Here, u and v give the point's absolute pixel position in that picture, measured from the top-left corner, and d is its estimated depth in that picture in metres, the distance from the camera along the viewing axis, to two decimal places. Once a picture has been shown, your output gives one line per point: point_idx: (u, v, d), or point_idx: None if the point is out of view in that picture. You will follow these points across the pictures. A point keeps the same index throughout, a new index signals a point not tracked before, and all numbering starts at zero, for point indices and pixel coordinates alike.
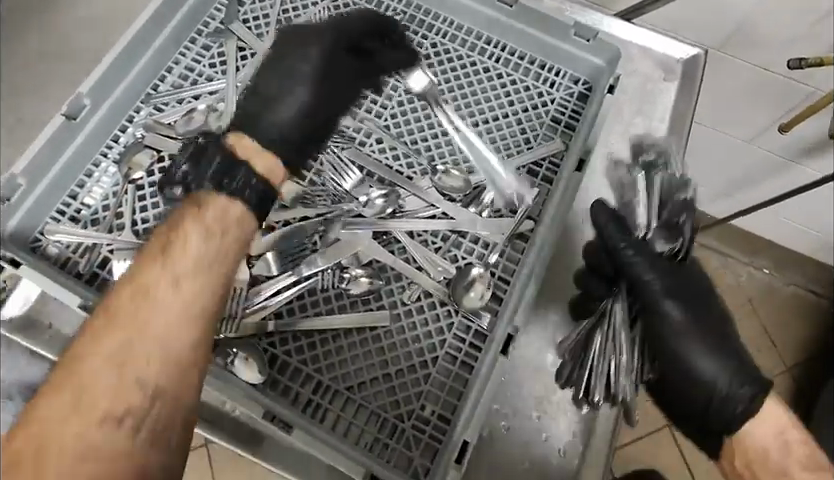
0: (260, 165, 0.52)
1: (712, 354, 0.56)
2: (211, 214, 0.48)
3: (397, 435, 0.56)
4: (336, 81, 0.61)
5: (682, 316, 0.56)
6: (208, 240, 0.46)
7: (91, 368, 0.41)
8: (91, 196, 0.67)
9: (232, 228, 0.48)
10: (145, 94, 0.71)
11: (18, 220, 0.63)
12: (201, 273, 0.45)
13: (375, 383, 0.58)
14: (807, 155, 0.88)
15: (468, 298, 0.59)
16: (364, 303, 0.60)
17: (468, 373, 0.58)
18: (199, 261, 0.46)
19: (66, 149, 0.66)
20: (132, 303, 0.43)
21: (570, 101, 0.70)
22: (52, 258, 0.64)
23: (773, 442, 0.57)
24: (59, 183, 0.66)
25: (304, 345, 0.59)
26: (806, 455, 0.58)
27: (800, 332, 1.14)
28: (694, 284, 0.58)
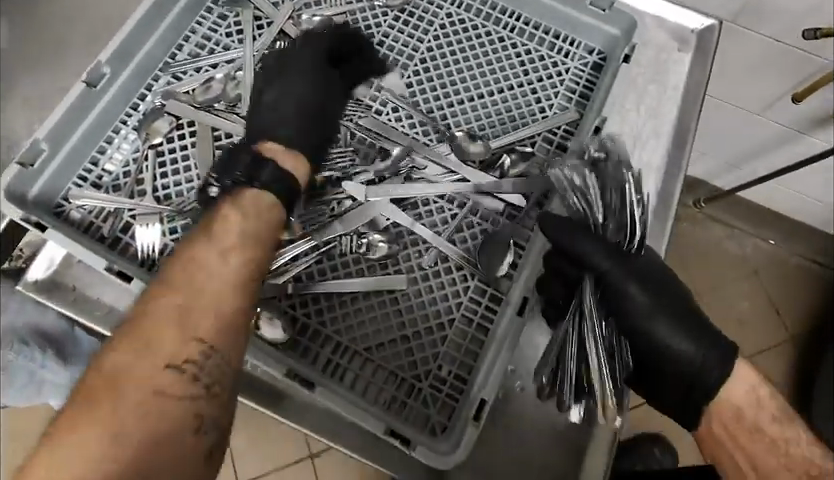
0: (288, 164, 0.59)
1: (682, 330, 0.54)
2: (250, 203, 0.54)
3: (415, 394, 0.58)
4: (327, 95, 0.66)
5: (645, 298, 0.54)
6: (248, 227, 0.53)
7: (157, 342, 0.47)
8: (112, 162, 0.68)
9: (267, 214, 0.55)
10: (164, 62, 0.72)
11: (41, 185, 0.65)
12: (245, 264, 0.52)
13: (393, 345, 0.60)
14: (817, 126, 0.89)
15: (493, 267, 0.61)
16: (382, 267, 0.62)
17: (484, 335, 0.60)
18: (233, 256, 0.52)
19: (87, 116, 0.67)
20: (179, 296, 0.49)
21: (584, 71, 0.71)
22: (75, 223, 0.66)
23: (747, 398, 0.56)
24: (80, 150, 0.67)
25: (324, 307, 0.61)
26: (777, 406, 0.57)
27: (804, 301, 1.16)
28: (653, 271, 0.56)
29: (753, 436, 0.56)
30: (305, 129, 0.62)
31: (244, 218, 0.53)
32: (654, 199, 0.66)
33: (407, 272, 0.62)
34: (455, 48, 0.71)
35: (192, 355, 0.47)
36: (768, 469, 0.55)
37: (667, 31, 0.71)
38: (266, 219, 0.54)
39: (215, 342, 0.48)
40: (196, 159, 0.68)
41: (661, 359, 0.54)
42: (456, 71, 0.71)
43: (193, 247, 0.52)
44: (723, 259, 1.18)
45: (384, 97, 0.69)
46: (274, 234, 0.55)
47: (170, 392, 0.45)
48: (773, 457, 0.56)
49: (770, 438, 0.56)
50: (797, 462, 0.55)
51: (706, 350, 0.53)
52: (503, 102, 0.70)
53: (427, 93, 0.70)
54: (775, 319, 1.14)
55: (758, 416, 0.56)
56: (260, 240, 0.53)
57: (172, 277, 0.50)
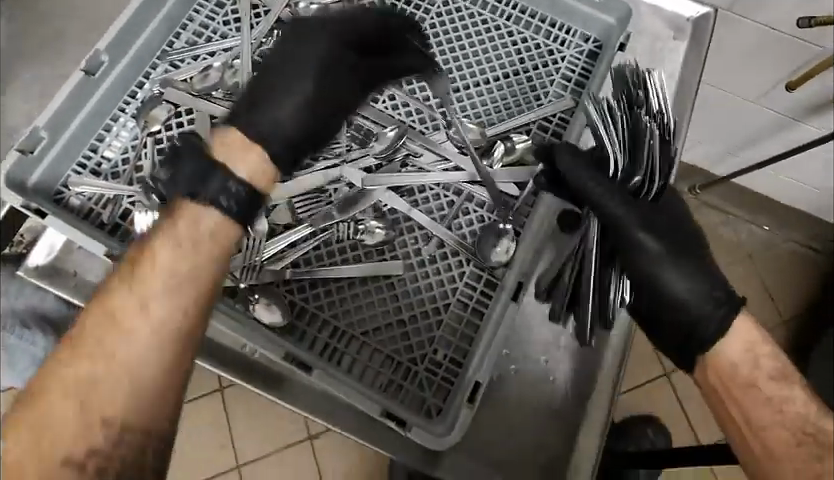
0: (243, 167, 0.47)
1: (687, 277, 0.53)
2: (183, 225, 0.45)
3: (411, 377, 0.59)
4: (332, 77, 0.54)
5: (655, 244, 0.54)
6: (176, 259, 0.44)
7: (63, 407, 0.41)
8: (111, 149, 0.69)
9: (205, 239, 0.45)
10: (161, 51, 0.72)
11: (40, 173, 0.65)
12: (174, 307, 0.44)
13: (389, 329, 0.61)
14: (813, 113, 0.89)
15: (496, 254, 0.62)
16: (379, 253, 0.63)
17: (479, 320, 0.61)
18: (161, 304, 0.43)
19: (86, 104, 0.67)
20: (92, 352, 0.42)
21: (579, 59, 0.71)
22: (75, 210, 0.66)
23: (742, 356, 0.51)
24: (79, 138, 0.68)
25: (321, 292, 0.62)
26: (774, 366, 0.51)
27: (797, 286, 1.17)
28: (668, 221, 0.56)
29: (746, 391, 0.50)
30: (296, 126, 0.51)
31: (178, 253, 0.44)
32: None
33: (403, 258, 0.63)
34: (451, 36, 0.72)
35: (106, 424, 0.41)
36: (762, 425, 0.49)
37: (662, 19, 0.71)
38: (203, 248, 0.45)
39: (134, 412, 0.42)
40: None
41: (658, 304, 0.54)
42: (452, 60, 0.71)
43: (114, 286, 0.44)
44: (718, 244, 1.19)
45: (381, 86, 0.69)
46: (215, 264, 0.46)
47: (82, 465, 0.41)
48: (767, 412, 0.49)
49: (768, 393, 0.50)
50: (793, 418, 0.49)
51: (705, 305, 0.52)
52: (499, 90, 0.70)
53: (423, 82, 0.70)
54: (768, 304, 1.16)
55: (754, 374, 0.51)
56: (194, 275, 0.45)
57: (89, 325, 0.43)
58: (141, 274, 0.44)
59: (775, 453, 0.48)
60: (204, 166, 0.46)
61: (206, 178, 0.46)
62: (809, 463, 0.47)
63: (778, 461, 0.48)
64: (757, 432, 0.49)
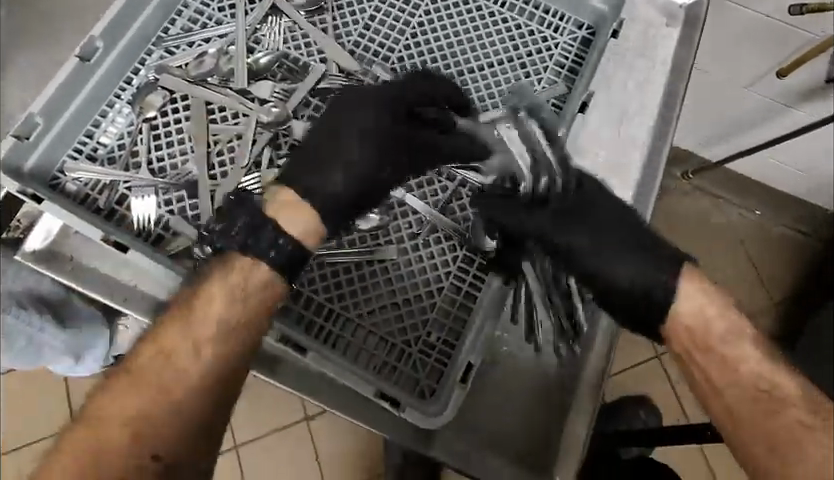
0: (294, 226, 0.53)
1: (629, 258, 0.56)
2: (236, 277, 0.52)
3: (404, 359, 0.61)
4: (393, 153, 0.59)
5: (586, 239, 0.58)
6: (227, 310, 0.51)
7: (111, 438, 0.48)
8: (106, 135, 0.69)
9: (253, 291, 0.52)
10: (156, 37, 0.72)
11: (36, 158, 0.66)
12: (221, 352, 0.51)
13: (384, 312, 0.62)
14: (804, 99, 0.90)
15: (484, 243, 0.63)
16: (373, 238, 0.64)
17: (473, 303, 0.63)
18: (205, 353, 0.50)
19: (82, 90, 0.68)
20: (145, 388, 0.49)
21: (573, 46, 0.72)
22: (72, 195, 0.67)
23: (697, 320, 0.53)
24: (75, 124, 0.68)
25: (316, 276, 0.62)
26: (733, 329, 0.53)
27: (787, 270, 1.18)
28: (599, 208, 0.59)
29: (708, 356, 0.52)
30: (345, 188, 0.56)
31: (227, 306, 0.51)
32: (640, 171, 0.68)
33: (398, 243, 0.64)
34: (446, 23, 0.72)
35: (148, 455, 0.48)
36: (722, 386, 0.51)
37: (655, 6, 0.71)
38: (252, 300, 0.52)
39: (175, 444, 0.49)
40: (191, 132, 0.69)
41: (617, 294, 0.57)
42: (446, 46, 0.71)
43: (168, 331, 0.51)
44: (709, 229, 1.20)
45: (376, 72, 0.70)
46: (259, 319, 0.52)
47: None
48: (725, 374, 0.51)
49: (722, 353, 0.52)
50: (748, 378, 0.51)
51: (652, 280, 0.55)
52: (493, 76, 0.71)
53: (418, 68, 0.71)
54: (758, 287, 1.17)
55: (716, 339, 0.52)
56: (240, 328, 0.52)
57: (142, 365, 0.50)
58: (191, 324, 0.51)
59: (736, 413, 0.50)
60: (255, 221, 0.52)
61: (259, 230, 0.52)
62: (767, 423, 0.49)
63: (743, 427, 0.49)
64: (720, 395, 0.51)
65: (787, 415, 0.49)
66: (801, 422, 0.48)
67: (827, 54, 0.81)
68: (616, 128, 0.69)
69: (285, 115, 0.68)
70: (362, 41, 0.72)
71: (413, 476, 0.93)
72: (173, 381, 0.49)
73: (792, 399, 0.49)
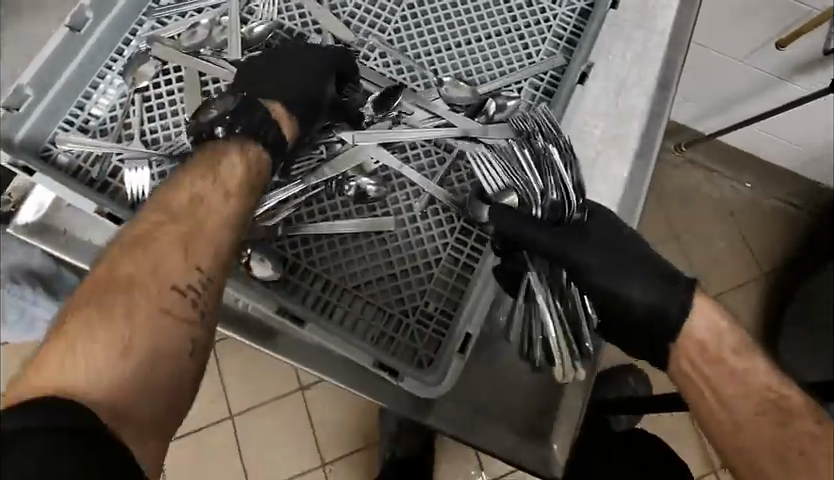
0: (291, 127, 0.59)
1: (635, 281, 0.56)
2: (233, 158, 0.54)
3: (402, 330, 0.61)
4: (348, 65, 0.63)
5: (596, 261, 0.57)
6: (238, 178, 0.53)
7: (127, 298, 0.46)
8: (98, 107, 0.68)
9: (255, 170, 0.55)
10: (148, 7, 0.71)
11: (27, 129, 0.64)
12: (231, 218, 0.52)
13: (381, 283, 0.62)
14: (800, 73, 0.90)
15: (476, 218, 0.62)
16: (370, 209, 0.64)
17: (470, 273, 0.63)
18: (228, 200, 0.52)
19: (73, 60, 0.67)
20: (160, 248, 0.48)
21: (572, 17, 0.71)
22: (63, 167, 0.66)
23: (710, 333, 0.55)
24: (66, 95, 0.67)
25: (313, 247, 0.63)
26: (737, 339, 0.56)
27: (777, 243, 1.20)
28: (604, 232, 0.59)
29: (717, 368, 0.54)
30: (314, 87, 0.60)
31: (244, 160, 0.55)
32: (637, 142, 0.68)
33: (395, 214, 0.64)
34: None
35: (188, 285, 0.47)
36: (730, 395, 0.53)
37: None
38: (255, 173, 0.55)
39: (210, 273, 0.49)
40: (186, 103, 0.68)
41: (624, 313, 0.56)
42: (443, 17, 0.71)
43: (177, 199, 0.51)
44: (701, 201, 1.21)
45: (371, 43, 0.69)
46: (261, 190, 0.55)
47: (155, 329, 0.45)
48: (732, 383, 0.53)
49: (732, 364, 0.54)
50: (754, 387, 0.53)
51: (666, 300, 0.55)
52: (490, 48, 0.70)
53: (414, 39, 0.70)
54: (748, 258, 1.19)
55: (722, 348, 0.55)
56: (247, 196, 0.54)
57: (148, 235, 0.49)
58: (196, 190, 0.52)
59: (743, 425, 0.52)
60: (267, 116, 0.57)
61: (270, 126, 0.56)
62: (774, 431, 0.51)
63: (746, 431, 0.52)
64: (726, 403, 0.53)
65: (796, 425, 0.51)
66: (808, 433, 0.50)
67: (824, 30, 0.81)
68: (613, 100, 0.69)
69: None
70: (359, 12, 0.71)
71: (408, 444, 0.95)
72: (201, 223, 0.50)
73: (796, 408, 0.52)
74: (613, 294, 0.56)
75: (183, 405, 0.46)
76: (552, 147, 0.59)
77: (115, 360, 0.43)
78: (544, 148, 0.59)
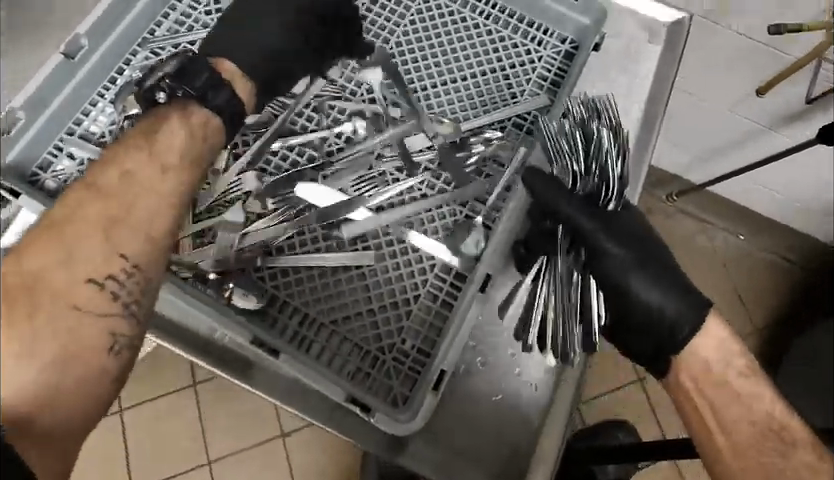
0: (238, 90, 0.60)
1: (656, 286, 0.59)
2: (190, 122, 0.55)
3: (378, 366, 0.60)
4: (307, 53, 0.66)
5: (618, 250, 0.59)
6: (190, 142, 0.54)
7: (52, 279, 0.43)
8: (89, 134, 0.68)
9: (207, 137, 0.55)
10: (142, 38, 0.72)
11: (16, 153, 0.64)
12: (175, 185, 0.51)
13: (359, 318, 0.61)
14: (787, 121, 0.91)
15: (464, 248, 0.63)
16: (351, 243, 0.64)
17: (449, 310, 0.62)
18: (166, 176, 0.51)
19: (65, 87, 0.67)
20: (91, 224, 0.46)
21: (556, 59, 0.72)
22: (50, 192, 0.65)
23: (716, 354, 0.58)
24: (57, 121, 0.67)
25: (292, 280, 0.62)
26: (744, 363, 0.58)
27: (771, 296, 1.19)
28: (630, 226, 0.61)
29: (721, 390, 0.57)
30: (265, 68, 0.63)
31: (187, 134, 0.54)
32: None
33: (375, 249, 0.64)
34: (431, 33, 0.73)
35: (114, 273, 0.45)
36: (732, 423, 0.56)
37: (637, 22, 0.73)
38: (205, 139, 0.55)
39: (139, 263, 0.47)
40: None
41: (632, 309, 0.59)
42: (430, 56, 0.72)
43: (122, 158, 0.50)
44: (693, 252, 1.20)
45: (359, 78, 0.70)
46: (209, 157, 0.55)
47: (88, 308, 0.44)
48: (736, 409, 0.56)
49: (736, 388, 0.57)
50: (758, 416, 0.56)
51: (679, 315, 0.58)
52: (475, 87, 0.71)
53: (400, 76, 0.71)
54: (741, 311, 1.18)
55: (728, 372, 0.58)
56: (197, 160, 0.54)
57: (77, 205, 0.47)
58: (140, 153, 0.51)
59: (741, 451, 0.55)
60: (212, 80, 0.57)
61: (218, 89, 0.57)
62: (774, 460, 0.54)
63: (746, 462, 0.54)
64: (729, 430, 0.56)
65: (794, 454, 0.54)
66: (804, 464, 0.53)
67: (808, 73, 0.81)
68: None
69: (268, 114, 0.68)
70: None
71: None
72: (141, 194, 0.49)
73: (794, 440, 0.55)
74: (627, 288, 0.59)
75: (108, 397, 0.45)
76: (607, 132, 0.59)
77: (33, 354, 0.41)
78: (598, 133, 0.59)
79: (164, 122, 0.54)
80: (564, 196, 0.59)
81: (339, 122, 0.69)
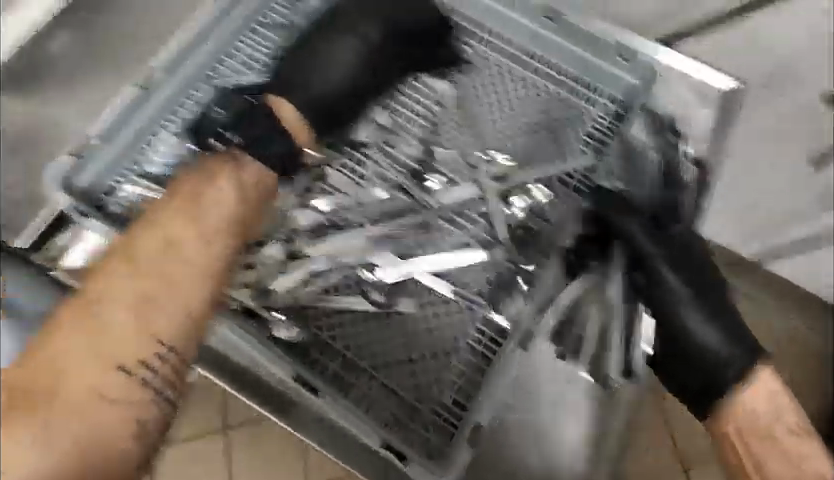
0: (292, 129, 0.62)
1: (711, 324, 0.63)
2: (240, 181, 0.57)
3: (416, 417, 0.59)
4: (379, 84, 0.68)
5: (675, 278, 0.65)
6: (233, 205, 0.56)
7: (80, 362, 0.43)
8: (153, 164, 0.68)
9: (254, 197, 0.58)
10: (209, 76, 0.73)
11: (87, 179, 0.66)
12: (215, 255, 0.52)
13: (398, 366, 0.62)
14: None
15: (506, 304, 0.64)
16: (392, 291, 0.65)
17: (488, 364, 0.61)
18: (214, 241, 0.53)
19: (134, 119, 0.68)
20: (124, 303, 0.46)
21: (605, 119, 0.72)
22: (112, 217, 0.66)
23: (766, 407, 0.59)
24: (125, 150, 0.68)
25: (335, 322, 0.64)
26: (795, 420, 0.59)
27: None
28: (692, 254, 0.67)
29: (766, 442, 0.58)
30: (331, 99, 0.64)
31: (238, 195, 0.56)
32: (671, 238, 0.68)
33: (416, 297, 0.65)
34: (478, 87, 0.73)
35: (147, 357, 0.45)
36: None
37: (689, 86, 0.74)
38: (252, 199, 0.58)
39: (172, 344, 0.47)
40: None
41: (682, 339, 0.64)
42: (477, 111, 0.72)
43: (163, 227, 0.51)
44: None
45: (404, 128, 0.70)
46: (256, 218, 0.58)
47: (115, 393, 0.44)
48: (784, 466, 0.57)
49: (783, 444, 0.58)
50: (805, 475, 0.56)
51: (729, 354, 0.62)
52: (522, 143, 0.71)
53: (446, 129, 0.71)
54: None
55: (774, 426, 0.59)
56: (240, 225, 0.56)
57: (110, 282, 0.47)
58: (182, 222, 0.52)
59: None
60: (267, 134, 0.60)
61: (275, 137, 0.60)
62: None
63: None
64: None
65: None
66: None
67: None
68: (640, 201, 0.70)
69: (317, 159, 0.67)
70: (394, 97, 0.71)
71: None
72: (178, 268, 0.49)
73: None
74: (680, 321, 0.64)
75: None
76: (655, 165, 0.73)
77: (58, 444, 0.41)
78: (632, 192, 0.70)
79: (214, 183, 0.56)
80: (635, 220, 0.66)
81: (387, 171, 0.69)
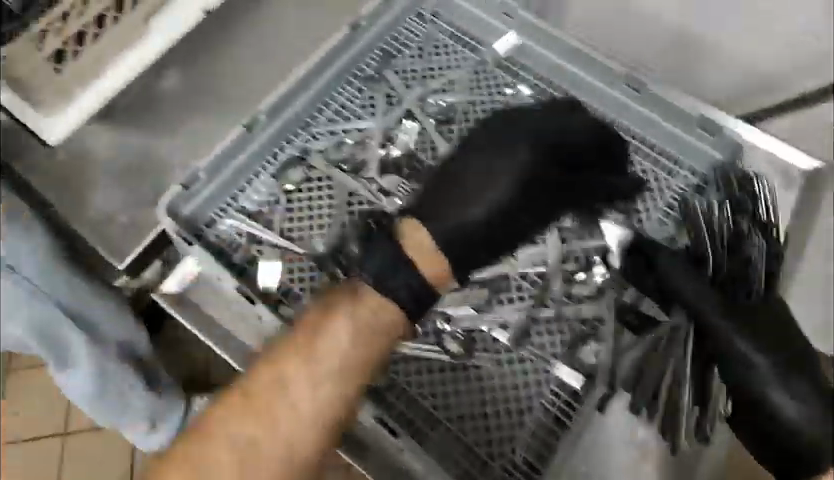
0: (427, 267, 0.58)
1: (786, 388, 0.56)
2: (360, 314, 0.58)
3: (486, 472, 0.61)
4: (533, 204, 0.63)
5: (737, 336, 0.59)
6: (349, 343, 0.57)
7: None
8: (249, 200, 0.71)
9: (376, 336, 0.58)
10: (305, 122, 0.79)
11: (194, 208, 0.69)
12: (320, 405, 0.56)
13: (472, 419, 0.63)
14: None
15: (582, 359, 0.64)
16: (469, 342, 0.65)
17: (563, 427, 0.62)
18: (327, 382, 0.57)
19: (238, 155, 0.72)
20: (232, 446, 0.54)
21: (686, 191, 0.74)
22: (209, 245, 0.68)
23: None
24: (227, 184, 0.71)
25: (412, 368, 0.65)
26: None
27: None
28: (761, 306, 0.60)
29: None
30: (484, 219, 0.61)
31: (351, 334, 0.57)
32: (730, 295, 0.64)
33: (491, 351, 0.65)
34: None
35: None
36: None
37: (773, 164, 0.73)
38: (371, 334, 0.58)
39: None
40: (330, 212, 0.71)
41: (765, 416, 0.57)
42: None
43: (280, 370, 0.57)
44: None
45: None
46: (374, 356, 0.59)
47: None
48: None
49: None
50: None
51: (810, 427, 0.54)
52: None
53: None
54: None
55: None
56: (356, 368, 0.58)
57: (224, 421, 0.55)
58: (296, 368, 0.57)
59: None
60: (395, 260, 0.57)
61: (399, 267, 0.57)
62: None
63: None
64: None
65: None
66: None
67: None
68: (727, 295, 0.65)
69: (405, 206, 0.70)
70: None
71: None
72: (280, 418, 0.55)
73: None
74: (758, 392, 0.57)
75: None
76: (760, 250, 0.65)
77: None
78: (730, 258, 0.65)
79: (333, 316, 0.58)
80: (686, 275, 0.62)
81: None
